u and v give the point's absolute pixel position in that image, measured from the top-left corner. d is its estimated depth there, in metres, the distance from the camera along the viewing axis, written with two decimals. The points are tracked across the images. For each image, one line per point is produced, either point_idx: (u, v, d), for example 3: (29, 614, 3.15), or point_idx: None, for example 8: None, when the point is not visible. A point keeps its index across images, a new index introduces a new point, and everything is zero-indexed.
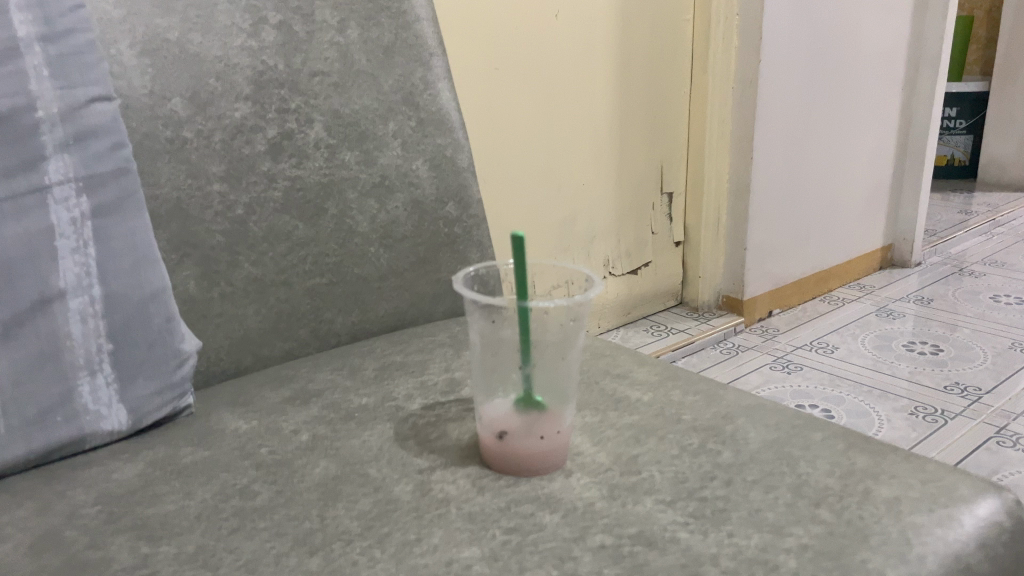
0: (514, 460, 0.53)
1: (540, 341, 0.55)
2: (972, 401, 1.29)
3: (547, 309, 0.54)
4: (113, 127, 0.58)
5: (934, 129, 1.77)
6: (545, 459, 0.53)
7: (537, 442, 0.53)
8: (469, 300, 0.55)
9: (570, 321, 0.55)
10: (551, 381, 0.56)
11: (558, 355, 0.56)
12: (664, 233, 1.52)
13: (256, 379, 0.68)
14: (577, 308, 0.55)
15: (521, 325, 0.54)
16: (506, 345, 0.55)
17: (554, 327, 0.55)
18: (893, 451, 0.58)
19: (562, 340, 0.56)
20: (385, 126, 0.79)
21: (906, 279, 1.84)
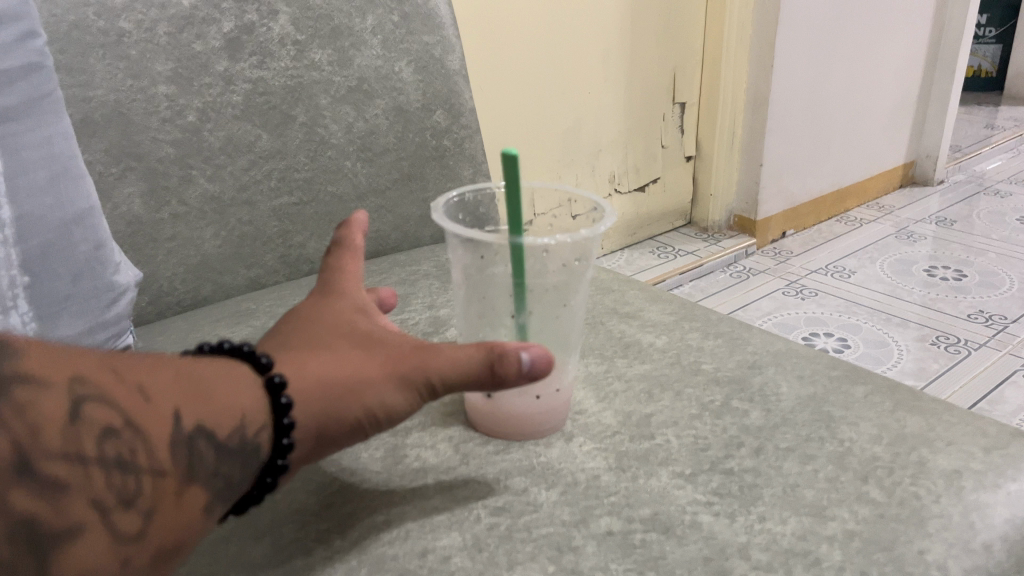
0: (502, 421, 0.46)
1: (537, 283, 0.46)
2: (997, 331, 1.21)
3: (546, 248, 0.44)
4: (20, 12, 0.48)
5: (968, 36, 1.64)
6: (538, 422, 0.46)
7: (531, 402, 0.45)
8: (451, 234, 0.46)
9: (575, 262, 0.46)
10: (552, 327, 0.47)
11: (561, 301, 0.47)
12: (675, 146, 1.41)
13: (217, 316, 0.59)
14: (584, 247, 0.46)
15: (514, 265, 0.45)
16: (496, 287, 0.47)
17: (556, 267, 0.46)
18: (947, 409, 0.49)
19: (567, 283, 0.47)
20: (363, 20, 0.67)
21: (928, 198, 1.74)
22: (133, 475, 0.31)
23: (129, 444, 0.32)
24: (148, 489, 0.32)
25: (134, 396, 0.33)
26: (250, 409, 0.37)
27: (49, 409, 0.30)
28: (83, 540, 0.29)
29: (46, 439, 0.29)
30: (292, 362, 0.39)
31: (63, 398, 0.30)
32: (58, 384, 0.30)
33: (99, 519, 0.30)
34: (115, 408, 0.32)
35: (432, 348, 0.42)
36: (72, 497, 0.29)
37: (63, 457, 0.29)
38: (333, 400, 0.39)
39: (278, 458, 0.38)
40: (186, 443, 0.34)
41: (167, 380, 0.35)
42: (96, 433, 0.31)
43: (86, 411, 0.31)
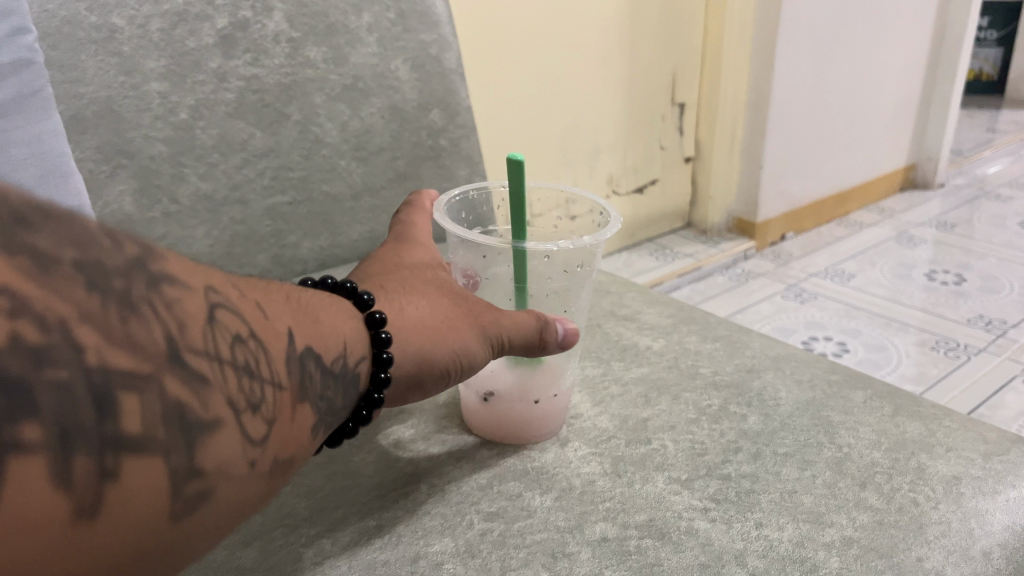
0: (500, 424, 0.45)
1: (537, 287, 0.46)
2: (997, 336, 1.20)
3: (549, 254, 0.45)
4: (10, 8, 0.47)
5: (969, 38, 1.63)
6: (537, 427, 0.45)
7: (529, 407, 0.45)
8: (452, 235, 0.46)
9: (579, 269, 0.46)
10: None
11: (561, 307, 0.47)
12: (674, 147, 1.40)
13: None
14: (588, 256, 0.45)
15: (515, 269, 0.45)
16: (498, 290, 0.47)
17: (557, 273, 0.46)
18: (948, 414, 0.48)
19: (572, 289, 0.47)
20: (359, 17, 0.67)
21: (928, 201, 1.73)
22: (258, 384, 0.30)
23: (254, 353, 0.30)
24: (269, 399, 0.30)
25: (255, 309, 0.32)
26: (347, 342, 0.37)
27: (192, 305, 0.28)
28: (221, 437, 0.27)
29: (191, 334, 0.27)
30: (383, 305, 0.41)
31: (203, 298, 0.29)
32: (196, 286, 0.29)
33: (232, 420, 0.28)
34: (241, 317, 0.30)
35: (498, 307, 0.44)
36: (214, 395, 0.27)
37: (205, 355, 0.28)
38: (425, 345, 0.41)
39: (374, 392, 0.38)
40: (297, 362, 0.33)
41: (277, 301, 0.34)
42: (231, 338, 0.29)
43: (221, 315, 0.29)
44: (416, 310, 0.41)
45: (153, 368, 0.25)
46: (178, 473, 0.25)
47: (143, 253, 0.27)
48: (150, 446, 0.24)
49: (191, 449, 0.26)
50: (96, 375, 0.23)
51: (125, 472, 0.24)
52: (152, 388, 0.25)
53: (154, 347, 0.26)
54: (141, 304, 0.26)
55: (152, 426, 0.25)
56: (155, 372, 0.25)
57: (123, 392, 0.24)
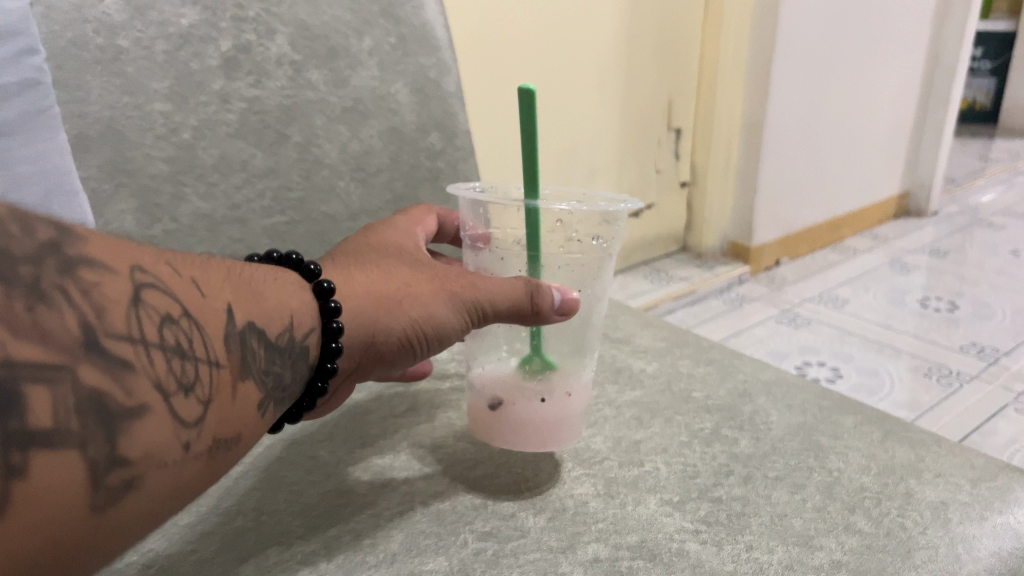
0: (513, 427, 0.46)
1: (551, 257, 0.49)
2: (989, 363, 1.21)
3: (561, 220, 0.48)
4: (20, 29, 0.48)
5: (962, 67, 1.66)
6: (550, 429, 0.46)
7: (541, 405, 0.46)
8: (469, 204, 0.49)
9: (595, 241, 0.49)
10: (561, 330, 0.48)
11: (575, 285, 0.50)
12: (670, 172, 1.41)
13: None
14: (602, 226, 0.49)
15: (529, 235, 0.48)
16: (515, 258, 0.50)
17: (572, 244, 0.49)
18: (936, 440, 0.49)
19: (588, 264, 0.49)
20: (360, 41, 0.68)
21: (921, 228, 1.75)
22: (189, 362, 0.34)
23: (187, 332, 0.34)
24: (200, 377, 0.34)
25: (189, 288, 0.36)
26: (293, 315, 0.42)
27: (114, 291, 0.32)
28: (147, 420, 0.31)
29: (111, 321, 0.31)
30: (354, 283, 0.46)
31: (128, 283, 0.33)
32: (121, 270, 0.33)
33: (161, 402, 0.32)
34: (170, 299, 0.34)
35: (480, 278, 0.47)
36: (138, 377, 0.31)
37: (128, 340, 0.31)
38: (380, 318, 0.45)
39: (326, 362, 0.43)
40: (235, 340, 0.37)
41: (218, 278, 0.38)
42: (157, 319, 0.33)
43: (145, 297, 0.33)
44: (376, 285, 0.46)
45: (67, 359, 0.29)
46: (100, 459, 0.29)
47: (59, 238, 0.31)
48: (64, 436, 0.28)
49: (115, 435, 0.30)
50: (5, 374, 0.27)
51: (33, 462, 0.27)
52: (65, 378, 0.28)
53: (69, 337, 0.29)
54: (52, 293, 0.29)
55: (61, 417, 0.28)
56: (69, 362, 0.29)
57: (30, 385, 0.27)
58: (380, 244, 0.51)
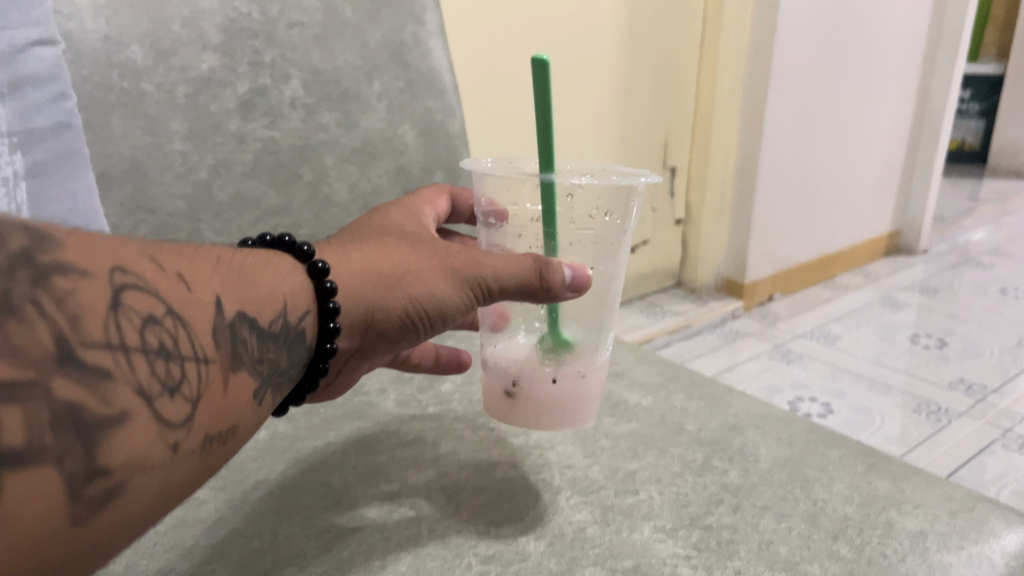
0: (526, 404, 0.52)
1: (565, 232, 0.52)
2: (977, 400, 1.24)
3: (574, 194, 0.51)
4: (56, 75, 0.51)
5: (950, 111, 1.70)
6: (557, 407, 0.52)
7: (550, 386, 0.51)
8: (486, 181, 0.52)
9: (607, 217, 0.52)
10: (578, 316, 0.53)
11: (589, 264, 0.52)
12: (666, 210, 1.45)
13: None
14: (615, 203, 0.51)
15: (544, 209, 0.51)
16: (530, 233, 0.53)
17: (585, 219, 0.52)
18: (917, 473, 0.51)
19: (601, 241, 0.52)
20: (370, 85, 0.71)
21: (912, 266, 1.78)
22: (174, 361, 0.34)
23: (170, 330, 0.35)
24: (186, 374, 0.35)
25: (176, 285, 0.36)
26: (286, 298, 0.43)
27: (91, 297, 0.32)
28: (132, 426, 0.31)
29: (87, 329, 0.31)
30: (351, 262, 0.48)
31: (105, 287, 0.33)
32: (99, 273, 0.33)
33: (145, 408, 0.32)
34: (151, 297, 0.35)
35: (482, 254, 0.49)
36: (119, 385, 0.31)
37: (106, 347, 0.31)
38: (373, 296, 0.48)
39: (326, 342, 0.46)
40: (220, 333, 0.38)
41: (207, 271, 0.39)
42: (137, 321, 0.33)
43: (124, 299, 0.33)
44: (370, 263, 0.48)
45: (39, 374, 0.29)
46: (77, 473, 0.29)
47: (31, 246, 0.31)
48: (39, 454, 0.28)
49: (94, 448, 0.30)
50: None
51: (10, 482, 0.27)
52: (38, 394, 0.29)
53: (41, 352, 0.29)
54: (22, 307, 0.29)
55: (36, 433, 0.28)
56: (41, 378, 0.29)
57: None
58: (383, 227, 0.53)
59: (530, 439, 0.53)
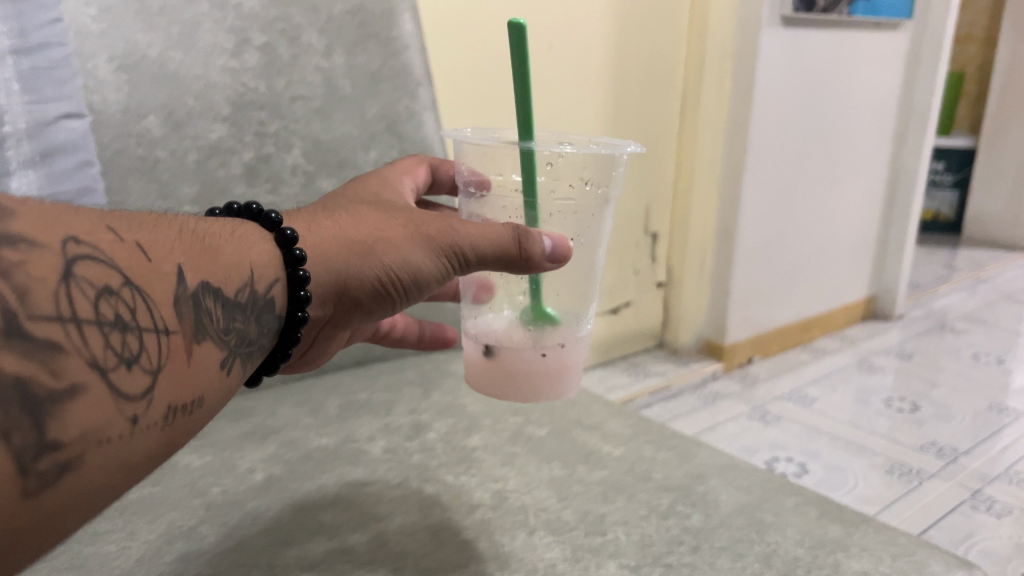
0: (515, 373, 0.59)
1: (547, 202, 0.59)
2: (949, 461, 1.28)
3: (553, 164, 0.57)
4: (80, 144, 0.62)
5: (921, 180, 1.77)
6: (543, 373, 0.59)
7: (538, 358, 0.59)
8: (472, 152, 0.59)
9: (588, 187, 0.58)
10: (560, 296, 0.62)
11: (571, 234, 0.60)
12: (647, 273, 1.50)
13: (232, 427, 0.65)
14: (598, 172, 0.58)
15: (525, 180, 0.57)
16: (513, 203, 0.59)
17: (565, 189, 0.59)
18: (867, 520, 0.55)
19: (582, 212, 0.59)
20: (366, 154, 0.76)
21: (888, 331, 1.83)
22: (128, 331, 0.39)
23: (124, 301, 0.39)
24: (140, 344, 0.39)
25: (135, 255, 0.41)
26: (253, 267, 0.49)
27: (41, 269, 0.36)
28: (80, 398, 0.35)
29: (36, 302, 0.35)
30: (328, 232, 0.54)
31: (58, 260, 0.37)
32: (51, 245, 0.37)
33: (95, 379, 0.36)
34: (105, 269, 0.39)
35: (458, 222, 0.54)
36: (68, 358, 0.35)
37: (56, 320, 0.35)
38: (346, 263, 0.54)
39: (297, 310, 0.52)
40: (180, 301, 0.42)
41: (169, 242, 0.44)
42: (90, 293, 0.37)
43: (79, 271, 0.37)
44: (344, 233, 0.54)
45: None
46: (27, 447, 0.33)
47: None
48: None
49: (45, 421, 0.34)
50: None
51: None
52: None
53: None
54: None
55: None
56: None
57: None
58: (365, 198, 0.59)
59: (508, 484, 0.57)
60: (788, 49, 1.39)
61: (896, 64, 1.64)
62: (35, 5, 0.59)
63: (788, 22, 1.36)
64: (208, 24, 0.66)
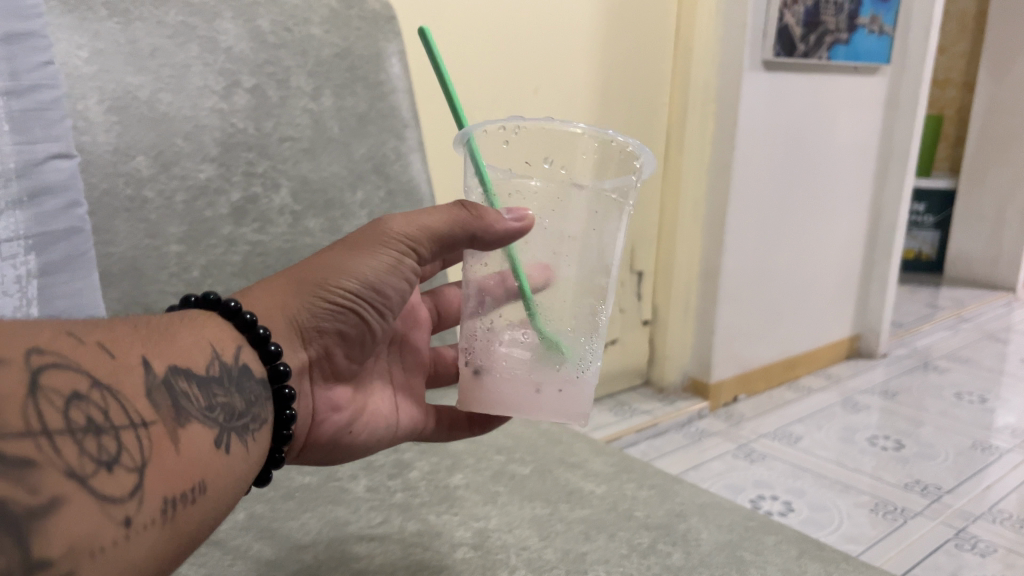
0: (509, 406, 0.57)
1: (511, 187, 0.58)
2: (933, 500, 1.28)
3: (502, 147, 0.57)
4: (70, 185, 0.60)
5: (902, 222, 1.80)
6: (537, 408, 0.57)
7: (532, 394, 0.57)
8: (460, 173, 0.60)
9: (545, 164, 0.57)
10: (560, 314, 0.58)
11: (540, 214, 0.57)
12: (633, 310, 1.51)
13: None
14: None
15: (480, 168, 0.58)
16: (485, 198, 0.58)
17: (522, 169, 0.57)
18: (846, 559, 0.56)
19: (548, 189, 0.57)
20: (353, 194, 0.77)
21: (872, 370, 1.84)
22: (103, 432, 0.38)
23: (96, 403, 0.39)
24: (119, 445, 0.39)
25: (100, 354, 0.41)
26: (214, 342, 0.49)
27: (8, 385, 0.36)
28: (63, 509, 0.35)
29: (6, 419, 0.34)
30: (266, 288, 0.56)
31: (23, 374, 0.36)
32: (14, 358, 0.36)
33: (75, 489, 0.36)
34: (71, 375, 0.38)
35: (394, 225, 0.55)
36: (44, 471, 0.35)
37: (27, 436, 0.35)
38: (294, 306, 0.55)
39: (276, 364, 0.53)
40: (152, 391, 0.42)
41: (129, 338, 0.44)
42: (62, 401, 0.37)
43: (46, 380, 0.37)
44: (281, 284, 0.56)
45: None
46: (13, 566, 0.32)
47: None
48: None
49: (30, 539, 0.32)
50: None
51: None
52: None
53: None
54: None
55: None
56: None
57: None
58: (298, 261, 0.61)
59: (490, 523, 0.58)
60: (770, 94, 1.42)
61: (874, 110, 1.68)
62: (28, 48, 0.59)
63: (769, 66, 1.39)
64: (199, 67, 0.68)
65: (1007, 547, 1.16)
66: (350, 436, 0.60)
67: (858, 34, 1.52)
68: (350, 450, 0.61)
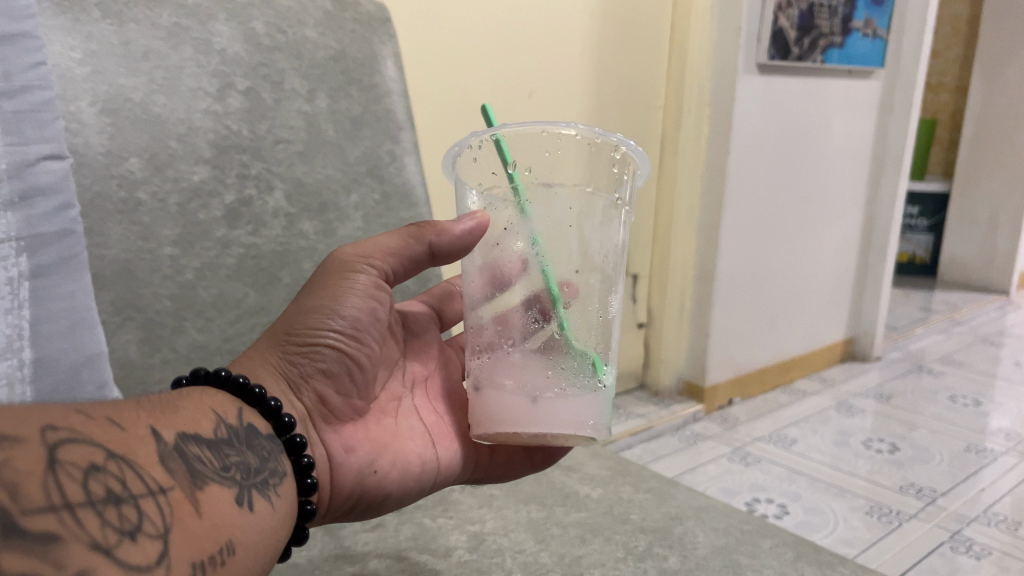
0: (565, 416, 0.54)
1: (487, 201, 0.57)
2: (927, 503, 1.28)
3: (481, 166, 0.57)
4: (61, 186, 0.59)
5: (897, 226, 1.80)
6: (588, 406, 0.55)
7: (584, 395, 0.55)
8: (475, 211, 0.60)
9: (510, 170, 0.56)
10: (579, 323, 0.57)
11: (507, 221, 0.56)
12: (627, 313, 1.52)
13: None
14: (563, 167, 0.56)
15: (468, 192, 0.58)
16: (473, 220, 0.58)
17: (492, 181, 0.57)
18: (843, 562, 0.56)
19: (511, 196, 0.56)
20: (348, 197, 0.77)
21: (867, 373, 1.84)
22: (125, 503, 0.36)
23: (113, 475, 0.37)
24: (143, 516, 0.37)
25: (109, 429, 0.39)
26: (214, 408, 0.49)
27: (27, 462, 0.34)
28: None
29: (27, 496, 0.32)
30: (243, 359, 0.55)
31: (40, 450, 0.34)
32: (31, 436, 0.34)
33: (103, 562, 0.33)
34: (85, 449, 0.37)
35: (352, 257, 0.56)
36: (70, 546, 0.32)
37: (49, 511, 0.33)
38: (274, 361, 0.54)
39: (281, 416, 0.52)
40: (163, 461, 0.41)
41: (132, 411, 0.42)
42: (79, 475, 0.35)
43: (62, 455, 0.35)
44: (256, 349, 0.55)
45: None
46: None
47: None
48: None
49: None
50: None
51: None
52: None
53: None
54: None
55: None
56: None
57: None
58: None
59: (484, 526, 0.57)
60: (765, 100, 1.42)
61: (868, 115, 1.68)
62: (20, 48, 0.58)
63: (763, 69, 1.39)
64: (193, 69, 0.68)
65: (1002, 550, 1.15)
66: (375, 475, 0.56)
67: (852, 37, 1.52)
68: (380, 490, 0.56)
